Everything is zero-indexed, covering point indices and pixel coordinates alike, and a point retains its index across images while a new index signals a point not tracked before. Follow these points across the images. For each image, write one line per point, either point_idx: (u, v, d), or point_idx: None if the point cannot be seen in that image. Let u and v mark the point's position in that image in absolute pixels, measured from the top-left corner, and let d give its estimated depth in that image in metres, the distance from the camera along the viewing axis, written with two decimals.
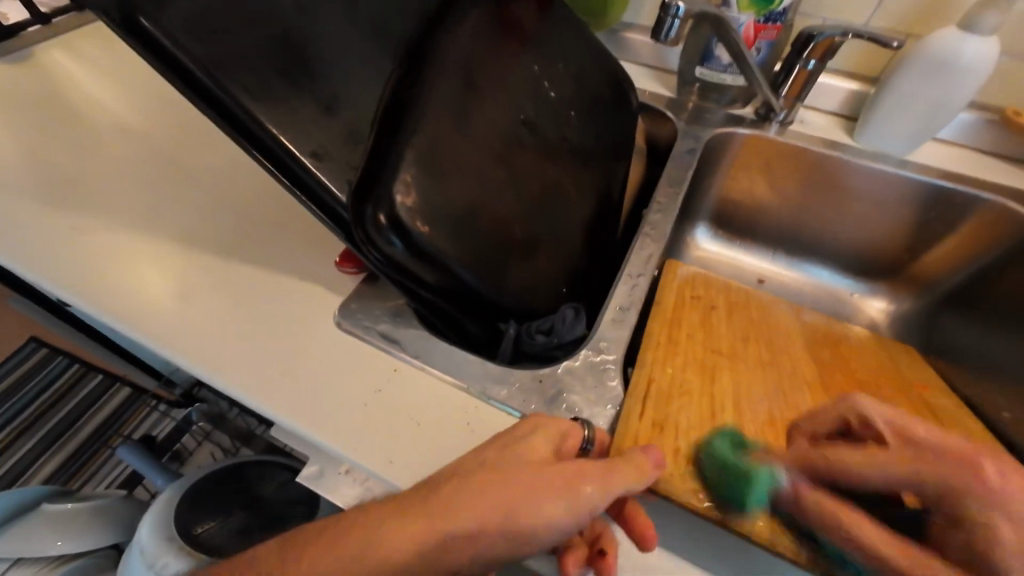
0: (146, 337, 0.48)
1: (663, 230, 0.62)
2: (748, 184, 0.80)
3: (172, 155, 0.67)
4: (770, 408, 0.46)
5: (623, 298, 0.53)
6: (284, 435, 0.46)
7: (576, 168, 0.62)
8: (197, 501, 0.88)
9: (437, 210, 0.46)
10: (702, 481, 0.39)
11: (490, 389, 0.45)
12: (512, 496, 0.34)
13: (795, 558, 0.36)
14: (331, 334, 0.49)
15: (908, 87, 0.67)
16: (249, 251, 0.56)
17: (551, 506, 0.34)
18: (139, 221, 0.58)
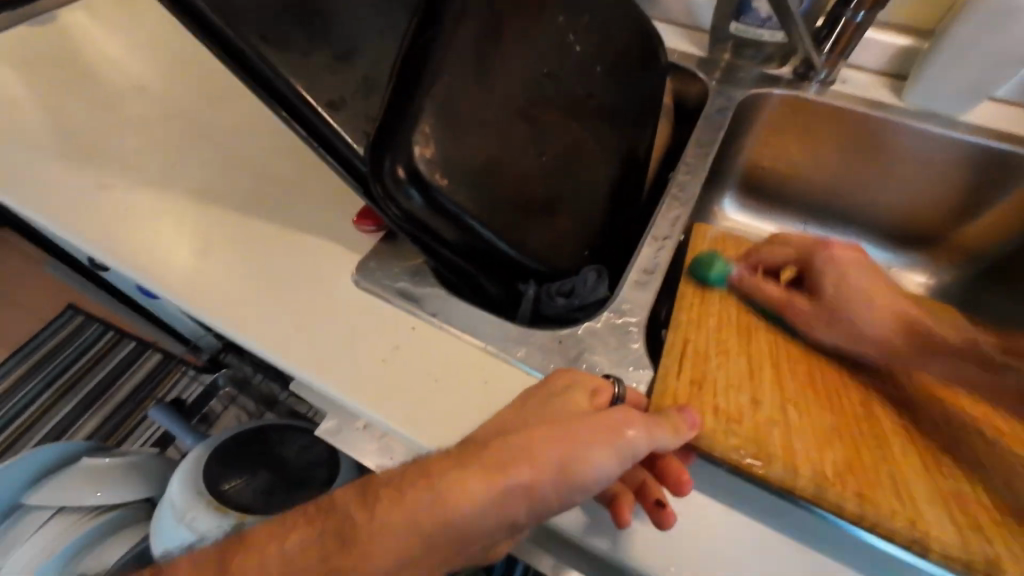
0: (168, 292, 0.49)
1: (691, 192, 0.59)
2: (783, 148, 0.75)
3: (190, 114, 0.66)
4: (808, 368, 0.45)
5: (647, 260, 0.51)
6: (304, 389, 0.46)
7: (600, 127, 0.59)
8: (224, 458, 0.91)
9: (456, 164, 0.46)
10: (740, 438, 0.38)
11: (510, 348, 0.44)
12: (564, 447, 0.34)
13: (837, 510, 0.36)
14: (349, 291, 0.49)
15: (968, 40, 0.60)
16: (267, 209, 0.56)
17: (600, 452, 0.34)
18: (159, 180, 0.58)
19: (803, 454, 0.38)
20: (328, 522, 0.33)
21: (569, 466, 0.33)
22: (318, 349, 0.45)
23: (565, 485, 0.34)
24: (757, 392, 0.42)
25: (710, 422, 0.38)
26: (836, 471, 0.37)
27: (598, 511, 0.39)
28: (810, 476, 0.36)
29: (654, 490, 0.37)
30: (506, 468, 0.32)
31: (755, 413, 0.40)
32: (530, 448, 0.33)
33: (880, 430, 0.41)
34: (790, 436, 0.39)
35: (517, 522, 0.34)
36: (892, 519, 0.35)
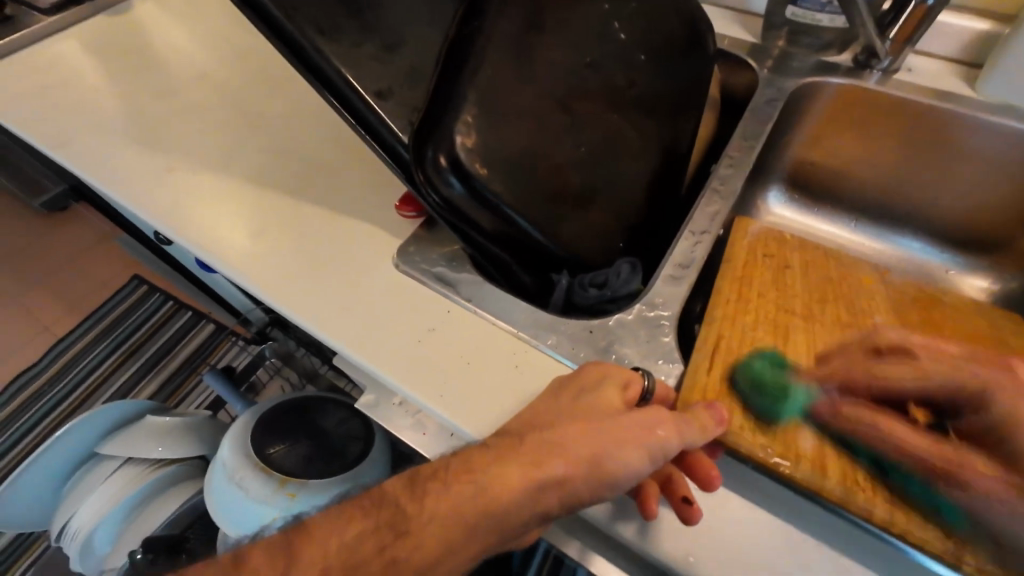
0: (225, 268, 0.53)
1: (733, 187, 0.58)
2: (836, 142, 0.71)
3: (247, 101, 0.70)
4: None
5: (683, 255, 0.51)
6: (345, 365, 0.49)
7: (642, 117, 0.58)
8: (270, 425, 0.98)
9: (496, 153, 0.47)
10: (770, 437, 0.38)
11: (540, 336, 0.45)
12: (597, 442, 0.35)
13: (869, 516, 0.35)
14: (390, 274, 0.51)
15: None
16: (316, 193, 0.59)
17: (633, 453, 0.35)
18: (219, 163, 0.62)
19: (835, 457, 0.37)
20: (379, 512, 0.34)
21: (602, 462, 0.34)
22: (360, 327, 0.47)
23: (595, 477, 0.34)
24: (791, 393, 0.41)
25: (737, 419, 0.39)
26: (867, 476, 0.36)
27: (625, 501, 0.40)
28: (839, 479, 0.36)
29: (680, 486, 0.37)
30: (543, 462, 0.34)
31: (786, 413, 0.39)
32: (564, 444, 0.35)
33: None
34: (822, 438, 0.38)
35: (551, 514, 0.34)
36: (923, 527, 0.34)
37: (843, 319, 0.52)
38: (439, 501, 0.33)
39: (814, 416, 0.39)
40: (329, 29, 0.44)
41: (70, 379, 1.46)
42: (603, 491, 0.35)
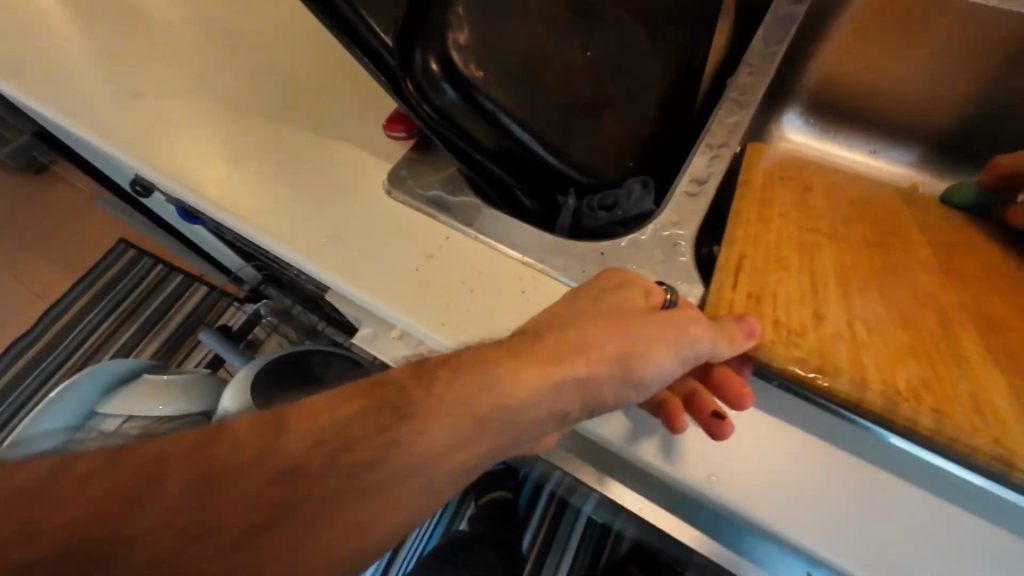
0: (200, 199, 0.48)
1: (755, 97, 0.53)
2: (863, 54, 0.65)
3: (212, 21, 0.63)
4: (878, 286, 0.42)
5: (701, 169, 0.46)
6: (338, 299, 0.46)
7: (654, 18, 0.52)
8: (272, 375, 0.96)
9: (494, 54, 0.41)
10: (804, 350, 0.35)
11: (548, 259, 0.42)
12: (622, 344, 0.33)
13: (911, 426, 0.33)
14: (381, 201, 0.46)
15: None
16: (294, 118, 0.53)
17: (660, 352, 0.34)
18: (186, 88, 0.56)
19: (874, 368, 0.35)
20: (376, 396, 0.31)
21: (627, 362, 0.33)
22: (352, 254, 0.44)
23: (620, 374, 0.33)
24: (819, 307, 0.39)
25: (770, 334, 0.36)
26: (909, 386, 0.34)
27: (646, 422, 0.38)
28: (880, 389, 0.33)
29: (706, 400, 0.36)
30: (561, 360, 0.33)
31: (818, 329, 0.37)
32: (587, 344, 0.33)
33: (959, 349, 0.37)
34: (858, 351, 0.36)
35: (572, 415, 0.34)
36: (974, 436, 0.32)
37: (870, 235, 0.48)
38: (446, 394, 0.31)
39: (845, 332, 0.37)
40: None
41: (70, 343, 1.44)
42: (628, 392, 0.34)
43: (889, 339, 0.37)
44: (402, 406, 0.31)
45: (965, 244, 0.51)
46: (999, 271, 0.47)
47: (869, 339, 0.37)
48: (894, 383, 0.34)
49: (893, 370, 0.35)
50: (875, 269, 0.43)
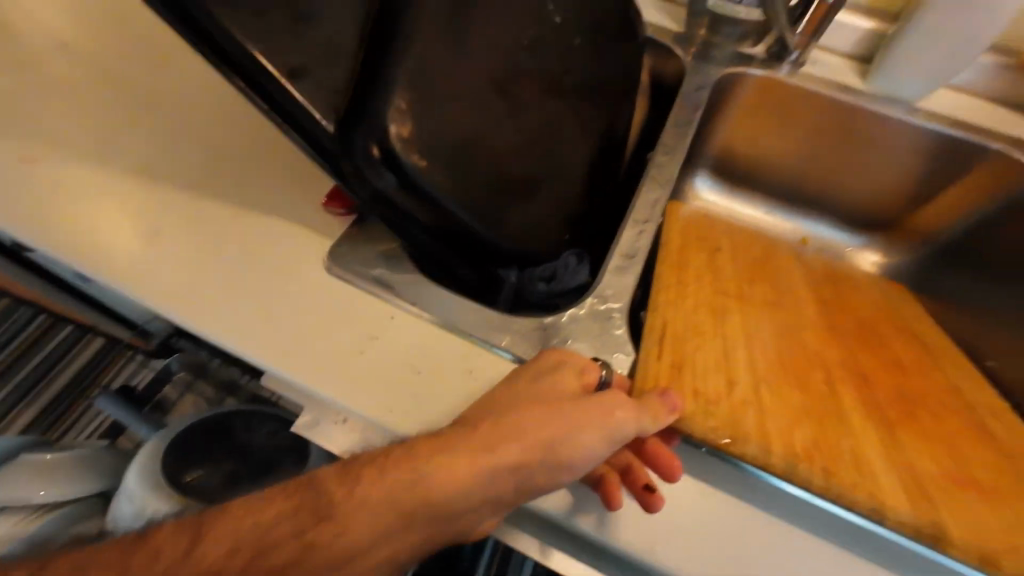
0: (108, 279, 0.44)
1: (670, 174, 0.59)
2: (754, 131, 0.76)
3: (123, 78, 0.58)
4: (778, 347, 0.48)
5: (628, 244, 0.51)
6: (274, 384, 0.43)
7: (581, 102, 0.56)
8: (181, 449, 0.88)
9: (436, 143, 0.41)
10: (718, 418, 0.39)
11: (492, 337, 0.43)
12: (552, 429, 0.36)
13: (813, 486, 0.38)
14: (320, 279, 0.46)
15: (934, 23, 0.61)
16: (219, 188, 0.50)
17: (589, 433, 0.36)
18: (91, 151, 0.52)
19: (776, 432, 0.39)
20: (299, 498, 0.34)
21: (557, 446, 0.35)
22: (287, 336, 0.42)
23: (551, 459, 0.35)
24: (732, 373, 0.43)
25: (690, 406, 0.40)
26: (804, 448, 0.39)
27: (585, 494, 0.40)
28: (782, 452, 0.38)
29: (639, 473, 0.38)
30: (491, 449, 0.35)
31: (730, 396, 0.41)
32: (521, 430, 0.36)
33: (842, 405, 0.44)
34: (764, 417, 0.40)
35: (506, 499, 0.35)
36: (857, 493, 0.37)
37: (769, 294, 0.55)
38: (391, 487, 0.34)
39: (753, 396, 0.42)
40: None
41: None
42: (558, 472, 0.36)
43: (786, 399, 0.43)
44: (349, 498, 0.33)
45: (841, 298, 0.60)
46: (867, 325, 0.56)
47: (778, 403, 0.42)
48: (795, 447, 0.39)
49: (796, 437, 0.40)
50: (774, 330, 0.50)
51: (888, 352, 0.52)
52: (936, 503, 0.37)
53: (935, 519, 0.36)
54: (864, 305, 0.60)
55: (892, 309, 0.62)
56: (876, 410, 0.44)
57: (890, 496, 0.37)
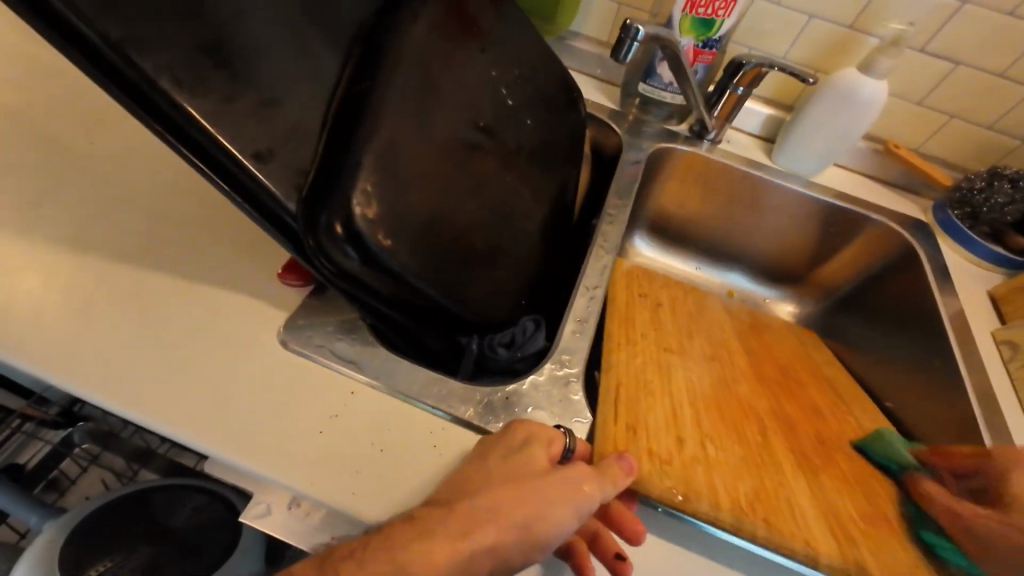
0: (27, 364, 0.40)
1: (615, 241, 0.64)
2: (683, 195, 0.85)
3: (55, 137, 0.55)
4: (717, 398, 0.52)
5: (582, 309, 0.54)
6: (222, 470, 0.41)
7: (533, 175, 0.60)
8: (85, 537, 0.77)
9: (399, 221, 0.43)
10: (674, 478, 0.42)
11: (456, 408, 0.43)
12: (526, 508, 0.35)
13: (762, 538, 0.40)
14: (276, 354, 0.44)
15: (819, 117, 0.74)
16: (162, 258, 0.48)
17: (560, 509, 0.36)
18: (10, 218, 0.47)
19: (722, 487, 0.42)
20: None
21: (532, 523, 0.35)
22: (242, 421, 0.40)
23: (526, 537, 0.34)
24: (680, 432, 0.46)
25: (646, 467, 0.42)
26: (747, 500, 0.42)
27: (555, 562, 0.41)
28: (729, 507, 0.41)
29: (608, 540, 0.40)
30: (470, 533, 0.33)
31: (681, 454, 0.44)
32: (495, 509, 0.35)
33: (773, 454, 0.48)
34: (711, 473, 0.43)
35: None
36: (806, 546, 0.40)
37: (705, 347, 0.61)
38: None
39: (700, 454, 0.45)
40: (189, 80, 0.35)
41: None
42: (532, 549, 0.35)
43: (728, 454, 0.46)
44: None
45: (765, 347, 0.67)
46: (788, 372, 0.63)
47: (726, 460, 0.45)
48: (741, 503, 0.42)
49: (743, 493, 0.43)
50: (709, 379, 0.55)
51: (809, 400, 0.58)
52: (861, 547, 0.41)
53: (857, 557, 0.40)
54: (786, 354, 0.67)
55: (810, 356, 0.70)
56: (805, 457, 0.49)
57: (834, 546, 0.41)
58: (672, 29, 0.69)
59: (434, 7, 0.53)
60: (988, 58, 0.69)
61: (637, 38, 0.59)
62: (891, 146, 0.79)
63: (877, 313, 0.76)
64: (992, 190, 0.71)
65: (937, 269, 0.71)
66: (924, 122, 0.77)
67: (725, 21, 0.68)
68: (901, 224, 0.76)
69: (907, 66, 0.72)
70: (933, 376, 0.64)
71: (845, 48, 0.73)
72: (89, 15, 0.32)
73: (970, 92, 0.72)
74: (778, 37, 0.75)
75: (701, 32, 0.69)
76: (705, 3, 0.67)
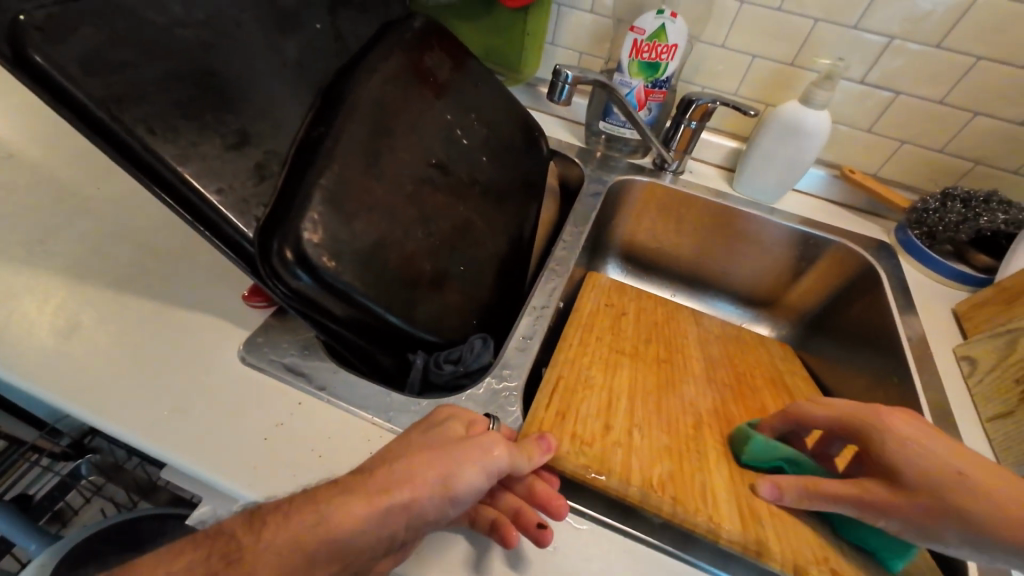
0: (18, 377, 0.45)
1: (569, 264, 0.67)
2: (650, 224, 0.89)
3: (69, 186, 0.63)
4: (659, 400, 0.55)
5: (528, 328, 0.58)
6: (177, 475, 0.44)
7: (488, 207, 0.65)
8: (78, 563, 0.78)
9: (345, 246, 0.48)
10: (591, 458, 0.45)
11: (395, 418, 0.47)
12: (440, 467, 0.36)
13: (661, 511, 0.43)
14: (234, 368, 0.48)
15: (767, 144, 0.78)
16: (146, 285, 0.54)
17: (471, 472, 0.37)
18: (22, 253, 0.54)
19: (638, 466, 0.45)
20: (213, 543, 0.33)
21: (448, 481, 0.36)
22: (195, 429, 0.44)
23: (445, 499, 0.36)
24: (610, 419, 0.50)
25: (565, 445, 0.45)
26: (660, 479, 0.45)
27: (482, 541, 0.41)
28: (640, 484, 0.44)
29: (530, 514, 0.40)
30: (387, 492, 0.34)
31: (604, 439, 0.47)
32: (410, 471, 0.36)
33: (705, 447, 0.50)
34: (631, 455, 0.46)
35: (398, 538, 0.35)
36: (717, 525, 0.42)
37: (662, 354, 0.63)
38: (280, 556, 0.32)
39: (623, 441, 0.48)
40: (162, 128, 0.42)
41: None
42: (446, 508, 0.36)
43: (648, 440, 0.49)
44: (244, 542, 0.32)
45: (730, 359, 0.68)
46: (744, 380, 0.64)
47: (643, 446, 0.48)
48: (655, 488, 0.44)
49: (659, 477, 0.45)
50: (656, 382, 0.57)
51: (759, 404, 0.60)
52: (765, 522, 0.43)
53: (759, 537, 0.42)
54: (755, 368, 0.68)
55: (774, 365, 0.71)
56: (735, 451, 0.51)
57: (741, 523, 0.43)
58: (621, 72, 0.76)
59: (393, 62, 0.61)
60: (925, 87, 0.73)
61: (569, 81, 0.65)
62: (847, 171, 0.82)
63: (843, 332, 0.77)
64: (945, 209, 0.73)
65: (895, 287, 0.72)
66: (876, 148, 0.80)
67: (669, 63, 0.74)
68: (861, 244, 0.78)
69: (848, 96, 0.77)
70: (894, 392, 0.63)
71: (789, 84, 0.78)
72: (78, 80, 0.39)
73: (915, 119, 0.76)
74: (724, 76, 0.81)
75: (648, 74, 0.75)
76: (649, 48, 0.73)
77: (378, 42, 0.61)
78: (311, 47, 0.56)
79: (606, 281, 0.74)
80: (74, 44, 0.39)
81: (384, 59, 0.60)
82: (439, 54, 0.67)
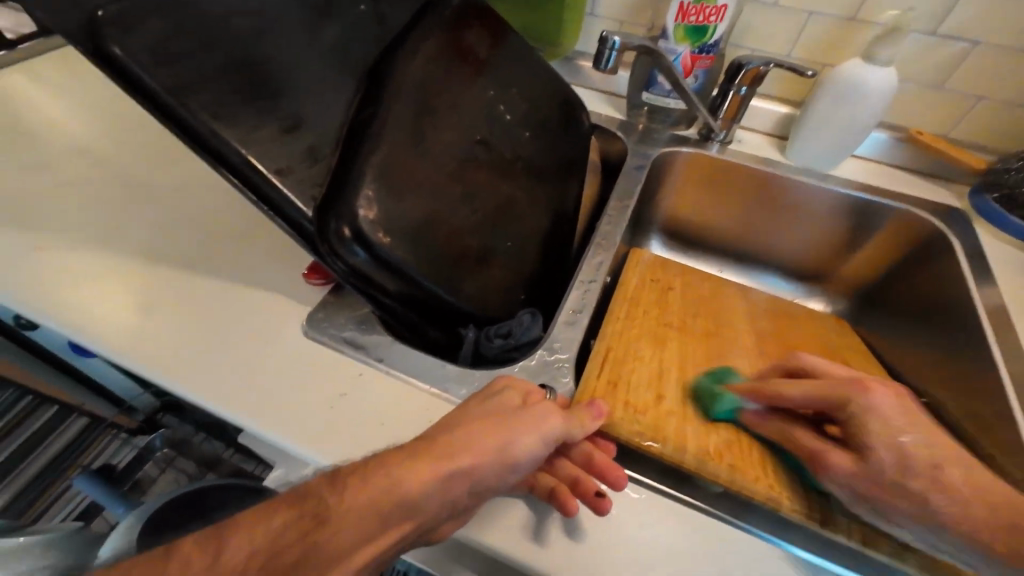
0: (109, 351, 0.49)
1: (614, 239, 0.66)
2: (696, 197, 0.86)
3: (139, 176, 0.67)
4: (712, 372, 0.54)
5: (575, 301, 0.58)
6: (252, 440, 0.47)
7: (531, 183, 0.65)
8: (158, 525, 0.85)
9: (397, 223, 0.49)
10: (646, 428, 0.45)
11: (450, 389, 0.48)
12: (502, 433, 0.37)
13: (721, 482, 0.43)
14: (298, 342, 0.51)
15: (822, 108, 0.73)
16: (213, 267, 0.57)
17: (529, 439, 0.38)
18: (103, 239, 0.59)
19: (695, 437, 0.45)
20: (294, 497, 0.35)
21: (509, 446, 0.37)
22: (267, 398, 0.46)
23: (505, 462, 0.37)
24: (662, 390, 0.49)
25: (619, 412, 0.46)
26: (718, 449, 0.44)
27: (541, 507, 0.42)
28: (698, 453, 0.43)
29: (588, 483, 0.41)
30: (451, 454, 0.36)
31: (659, 408, 0.47)
32: (473, 438, 0.37)
33: None
34: (687, 426, 0.46)
35: (463, 501, 0.36)
36: (778, 494, 0.42)
37: (711, 327, 0.62)
38: (354, 512, 0.34)
39: (677, 411, 0.47)
40: (225, 113, 0.44)
41: None
42: (506, 472, 0.37)
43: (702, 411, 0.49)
44: (328, 501, 0.34)
45: (783, 333, 0.65)
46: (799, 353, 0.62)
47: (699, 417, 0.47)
48: (714, 457, 0.43)
49: (715, 446, 0.45)
50: (707, 355, 0.56)
51: None
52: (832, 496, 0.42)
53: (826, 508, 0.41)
54: (811, 343, 0.65)
55: (830, 339, 0.68)
56: None
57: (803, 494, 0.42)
58: (667, 38, 0.73)
59: (434, 41, 0.61)
60: (1007, 36, 0.66)
61: (615, 49, 0.64)
62: (914, 133, 0.76)
63: (908, 305, 0.72)
64: None
65: (968, 255, 0.67)
66: (947, 107, 0.74)
67: (718, 25, 0.71)
68: (929, 210, 0.73)
69: (917, 51, 0.71)
70: (968, 365, 0.60)
71: (849, 41, 0.73)
72: (151, 70, 0.41)
73: (993, 72, 0.69)
74: (777, 38, 0.77)
75: (694, 39, 0.72)
76: (696, 11, 0.70)
77: (419, 21, 0.61)
78: (355, 29, 0.56)
79: (651, 256, 0.73)
80: (145, 36, 0.41)
81: (426, 38, 0.60)
82: (479, 30, 0.66)
